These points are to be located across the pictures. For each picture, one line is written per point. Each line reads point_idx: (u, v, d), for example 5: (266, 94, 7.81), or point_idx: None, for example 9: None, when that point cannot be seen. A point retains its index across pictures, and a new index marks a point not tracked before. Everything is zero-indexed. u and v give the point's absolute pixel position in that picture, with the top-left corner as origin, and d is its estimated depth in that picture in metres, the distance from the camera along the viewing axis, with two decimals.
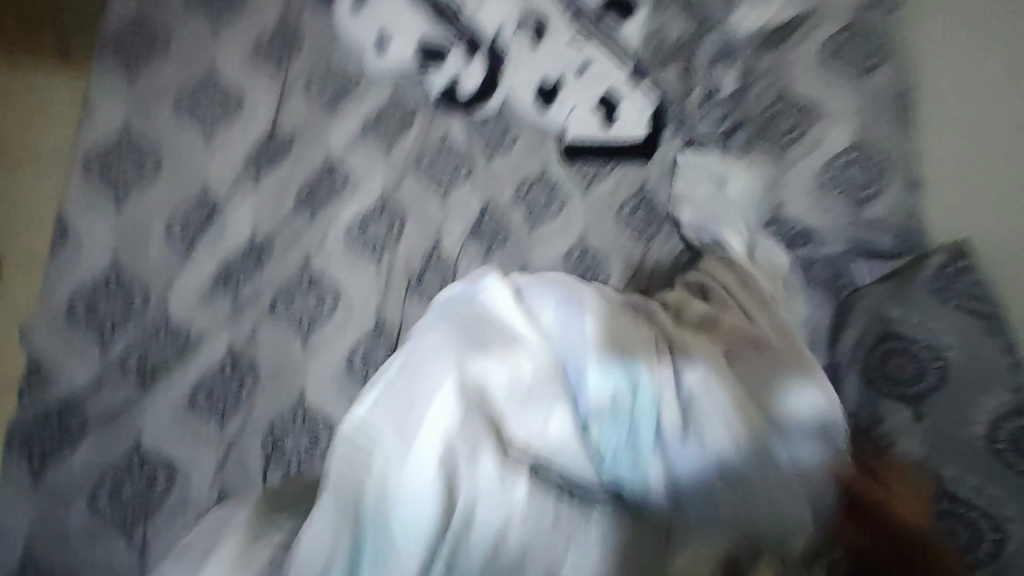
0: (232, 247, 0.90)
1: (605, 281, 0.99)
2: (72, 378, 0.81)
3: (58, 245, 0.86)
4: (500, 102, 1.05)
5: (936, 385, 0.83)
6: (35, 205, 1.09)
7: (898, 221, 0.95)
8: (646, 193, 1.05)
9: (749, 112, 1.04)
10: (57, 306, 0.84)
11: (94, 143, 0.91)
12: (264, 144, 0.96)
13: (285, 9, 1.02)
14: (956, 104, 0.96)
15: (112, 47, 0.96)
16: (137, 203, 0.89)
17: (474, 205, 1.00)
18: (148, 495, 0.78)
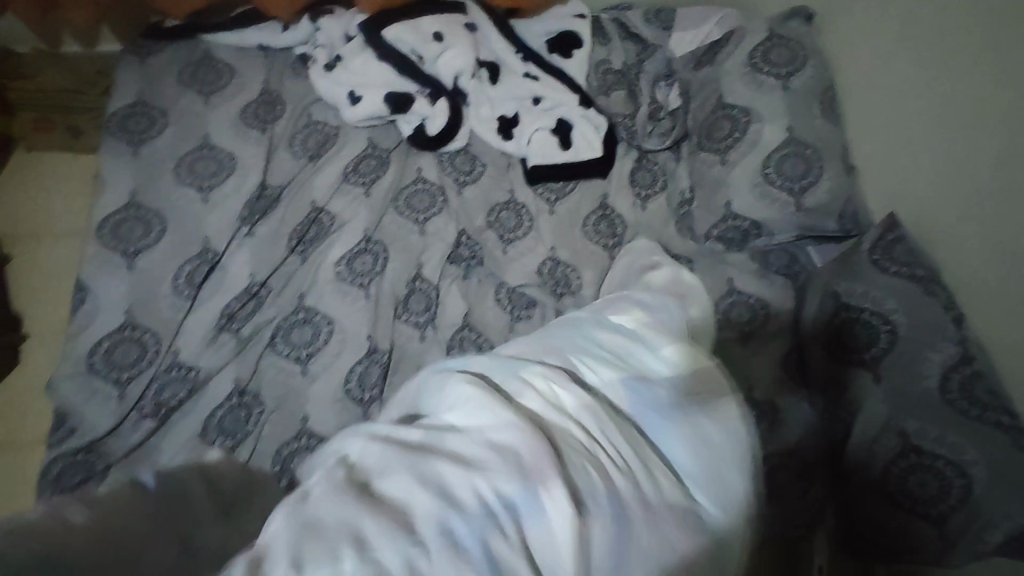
0: (233, 291, 1.00)
1: (577, 288, 1.07)
2: (95, 422, 0.89)
3: (76, 305, 0.95)
4: (466, 138, 1.17)
5: (888, 348, 0.88)
6: (54, 276, 1.20)
7: (836, 205, 1.03)
8: (607, 206, 1.15)
9: (691, 125, 1.16)
10: (78, 358, 0.92)
11: (106, 212, 1.02)
12: (257, 198, 1.06)
13: (268, 82, 1.16)
14: (870, 93, 1.05)
15: (116, 128, 1.08)
16: (146, 261, 0.99)
17: (451, 232, 1.10)
18: None
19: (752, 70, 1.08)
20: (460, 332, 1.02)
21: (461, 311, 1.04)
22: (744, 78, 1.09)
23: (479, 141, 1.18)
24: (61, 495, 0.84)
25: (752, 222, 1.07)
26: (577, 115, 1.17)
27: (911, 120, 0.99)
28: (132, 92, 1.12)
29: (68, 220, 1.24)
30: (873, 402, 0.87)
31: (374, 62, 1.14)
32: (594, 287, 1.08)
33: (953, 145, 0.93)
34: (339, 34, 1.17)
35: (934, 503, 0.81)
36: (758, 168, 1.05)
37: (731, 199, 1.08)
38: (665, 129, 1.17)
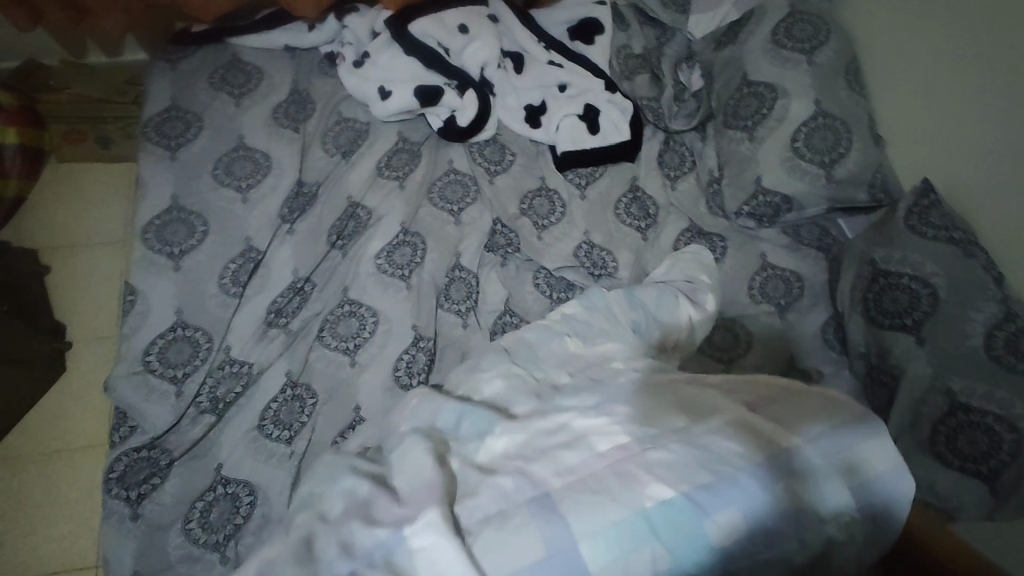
0: (278, 288, 1.02)
1: (615, 270, 1.08)
2: (154, 419, 0.91)
3: (128, 307, 0.98)
4: (494, 128, 1.19)
5: (929, 310, 0.90)
6: (98, 284, 1.23)
7: (868, 174, 1.03)
8: (637, 188, 1.16)
9: (715, 104, 1.17)
10: (134, 358, 0.95)
11: (150, 216, 1.04)
12: (294, 196, 1.08)
13: (297, 82, 1.18)
14: (893, 69, 1.08)
15: (154, 133, 1.10)
16: (191, 261, 1.01)
17: (486, 221, 1.11)
18: (234, 515, 0.86)
19: (775, 46, 1.09)
20: (502, 318, 1.03)
21: (501, 297, 1.06)
22: (767, 55, 1.10)
23: (507, 131, 1.20)
24: (126, 490, 0.86)
25: (783, 196, 1.07)
26: (603, 100, 1.19)
27: (938, 90, 1.00)
28: (166, 97, 1.14)
29: (110, 230, 1.27)
30: (917, 365, 0.88)
31: (400, 58, 1.16)
32: (630, 268, 1.09)
33: (978, 108, 0.93)
34: (366, 31, 1.19)
35: (986, 460, 0.80)
36: (788, 141, 1.06)
37: (759, 175, 1.08)
38: (690, 110, 1.20)
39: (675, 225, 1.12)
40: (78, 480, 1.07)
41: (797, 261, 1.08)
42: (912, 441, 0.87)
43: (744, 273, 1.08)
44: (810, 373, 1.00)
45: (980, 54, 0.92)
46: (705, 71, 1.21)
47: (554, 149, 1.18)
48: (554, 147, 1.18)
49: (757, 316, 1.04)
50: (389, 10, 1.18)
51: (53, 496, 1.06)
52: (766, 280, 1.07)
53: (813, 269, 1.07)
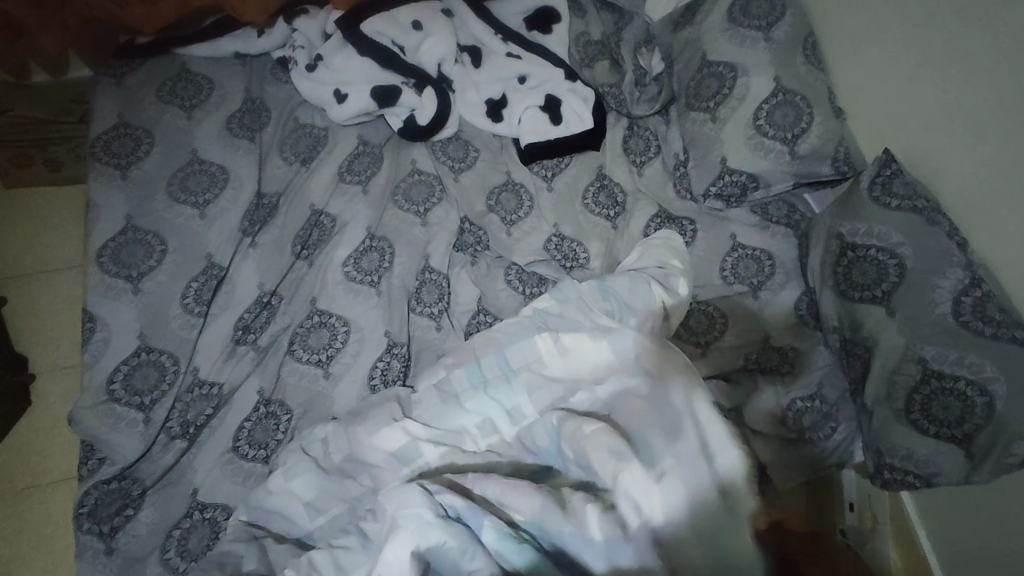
0: (245, 303, 0.99)
1: (587, 260, 1.07)
2: (124, 448, 0.89)
3: (88, 335, 0.94)
4: (456, 125, 1.17)
5: (897, 280, 0.90)
6: (60, 311, 1.19)
7: (832, 148, 1.03)
8: (604, 174, 1.15)
9: (677, 87, 1.16)
10: (98, 387, 0.92)
11: (104, 239, 1.00)
12: (254, 207, 1.05)
13: (249, 90, 1.15)
14: (851, 40, 1.08)
15: (102, 152, 1.06)
16: (151, 283, 0.98)
17: (454, 220, 1.09)
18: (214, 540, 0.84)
19: (732, 25, 1.09)
20: (475, 318, 1.02)
21: (474, 296, 1.04)
22: (725, 34, 1.09)
23: (469, 127, 1.18)
24: (98, 525, 0.84)
25: (749, 175, 1.07)
26: (564, 89, 1.17)
27: (894, 60, 1.00)
28: (113, 114, 1.10)
29: (68, 255, 1.23)
30: (889, 335, 0.89)
31: (355, 59, 1.13)
32: (602, 257, 1.08)
33: (937, 70, 0.92)
34: (317, 34, 1.16)
35: (961, 425, 0.81)
36: (750, 120, 1.05)
37: (724, 155, 1.07)
38: (653, 95, 1.19)
39: (647, 211, 1.11)
40: (52, 514, 1.04)
41: (768, 239, 1.08)
42: (887, 410, 0.88)
43: (716, 255, 1.08)
44: (786, 350, 1.00)
45: (938, 15, 0.91)
46: (664, 54, 1.20)
47: (518, 142, 1.16)
48: (518, 140, 1.16)
49: (731, 297, 1.04)
50: (340, 10, 1.15)
51: (27, 534, 1.03)
52: (738, 261, 1.07)
53: (784, 246, 1.08)
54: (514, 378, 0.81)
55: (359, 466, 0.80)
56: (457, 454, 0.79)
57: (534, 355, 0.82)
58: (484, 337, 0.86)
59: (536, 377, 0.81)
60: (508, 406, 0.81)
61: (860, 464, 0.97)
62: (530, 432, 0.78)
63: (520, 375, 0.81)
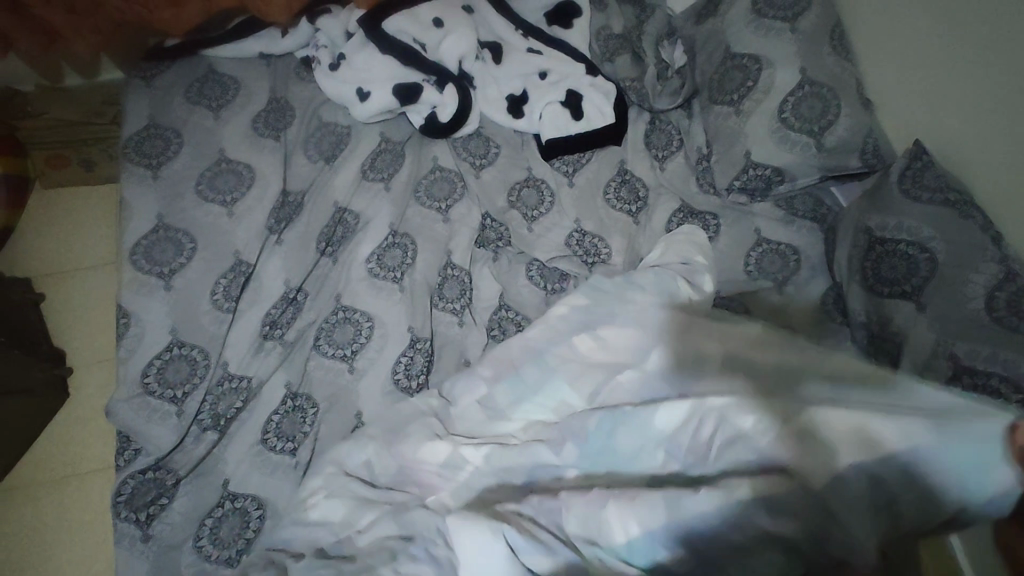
0: (272, 299, 1.01)
1: (609, 256, 1.07)
2: (157, 439, 0.92)
3: (122, 331, 0.97)
4: (477, 121, 1.17)
5: (928, 275, 0.88)
6: (96, 306, 1.23)
7: (859, 141, 1.01)
8: (626, 169, 1.15)
9: (699, 81, 1.14)
10: (132, 381, 0.95)
11: (137, 237, 1.03)
12: (280, 205, 1.07)
13: (273, 89, 1.16)
14: (877, 30, 1.06)
15: (134, 153, 1.09)
16: (182, 279, 1.01)
17: (476, 216, 1.10)
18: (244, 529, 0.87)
19: (756, 17, 1.07)
20: (498, 314, 1.03)
21: (496, 293, 1.05)
22: (749, 25, 1.07)
23: (490, 123, 1.19)
24: (134, 512, 0.87)
25: (774, 169, 1.05)
26: (585, 84, 1.17)
27: (921, 51, 0.98)
28: (143, 116, 1.13)
29: (100, 253, 1.27)
30: (920, 331, 0.87)
31: (377, 57, 1.14)
32: (624, 253, 1.08)
33: (960, 57, 0.92)
34: (340, 33, 1.17)
35: None
36: (775, 112, 1.04)
37: (749, 149, 1.06)
38: (675, 88, 1.17)
39: (669, 208, 1.11)
40: (87, 501, 1.09)
41: (791, 234, 1.07)
42: None
43: (739, 250, 1.07)
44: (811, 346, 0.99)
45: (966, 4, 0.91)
46: (687, 46, 1.18)
47: (539, 139, 1.16)
48: (539, 136, 1.16)
49: (756, 293, 1.03)
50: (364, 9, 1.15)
51: (66, 520, 1.07)
52: (763, 256, 1.06)
53: (808, 241, 1.07)
54: (554, 372, 0.82)
55: (410, 485, 0.82)
56: (502, 453, 0.78)
57: (569, 352, 0.83)
58: (521, 343, 0.86)
59: (576, 365, 0.82)
60: (553, 402, 0.82)
61: None
62: (577, 420, 0.76)
63: (558, 369, 0.82)
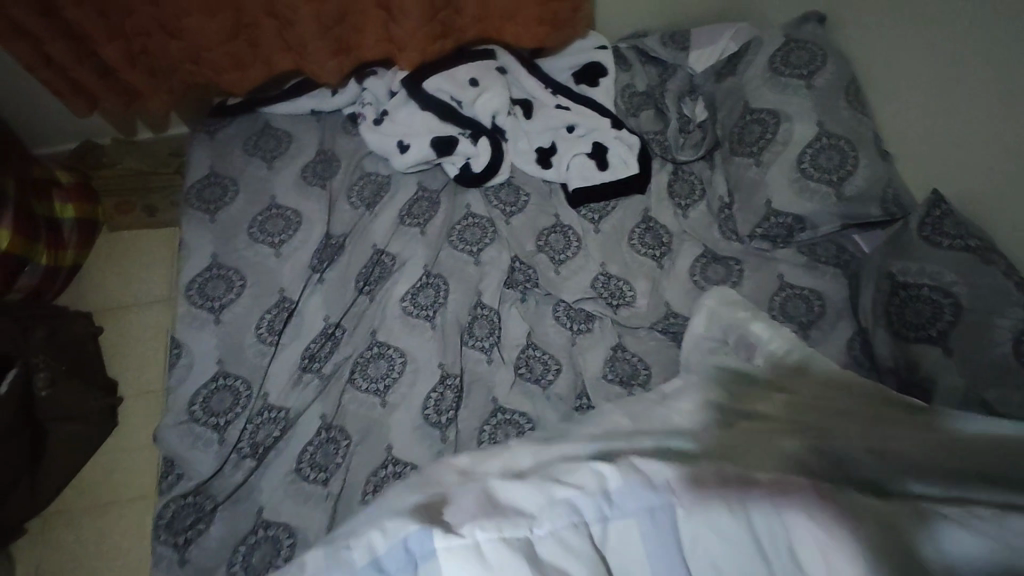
0: (312, 335, 1.07)
1: (632, 298, 1.11)
2: (199, 467, 0.98)
3: (173, 362, 1.05)
4: (508, 171, 1.24)
5: (954, 320, 0.89)
6: (148, 339, 1.31)
7: (878, 190, 1.04)
8: (650, 216, 1.20)
9: (721, 133, 1.20)
10: (180, 409, 1.02)
11: (192, 275, 1.12)
12: (323, 246, 1.15)
13: (321, 142, 1.27)
14: (888, 84, 1.10)
15: (194, 199, 1.20)
16: (230, 314, 1.08)
17: (505, 259, 1.15)
18: (276, 554, 0.92)
19: (774, 75, 1.13)
20: (525, 352, 1.07)
21: (523, 332, 1.09)
22: (766, 82, 1.13)
23: (520, 173, 1.26)
24: (174, 536, 0.94)
25: (795, 217, 1.08)
26: (611, 137, 1.23)
27: (936, 103, 1.02)
28: (205, 166, 1.24)
29: (155, 290, 1.37)
30: (949, 376, 0.87)
31: (417, 112, 1.23)
32: (647, 296, 1.12)
33: (979, 109, 0.95)
34: (384, 92, 1.26)
35: None
36: (794, 163, 1.08)
37: (770, 197, 1.10)
38: (697, 141, 1.23)
39: (691, 253, 1.15)
40: (131, 527, 1.15)
41: (813, 280, 1.09)
42: None
43: (762, 295, 1.10)
44: None
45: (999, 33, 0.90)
46: (708, 102, 1.25)
47: (566, 188, 1.23)
48: (566, 186, 1.23)
49: None
50: (405, 71, 1.22)
51: (110, 543, 1.14)
52: (787, 300, 1.08)
53: (833, 286, 1.08)
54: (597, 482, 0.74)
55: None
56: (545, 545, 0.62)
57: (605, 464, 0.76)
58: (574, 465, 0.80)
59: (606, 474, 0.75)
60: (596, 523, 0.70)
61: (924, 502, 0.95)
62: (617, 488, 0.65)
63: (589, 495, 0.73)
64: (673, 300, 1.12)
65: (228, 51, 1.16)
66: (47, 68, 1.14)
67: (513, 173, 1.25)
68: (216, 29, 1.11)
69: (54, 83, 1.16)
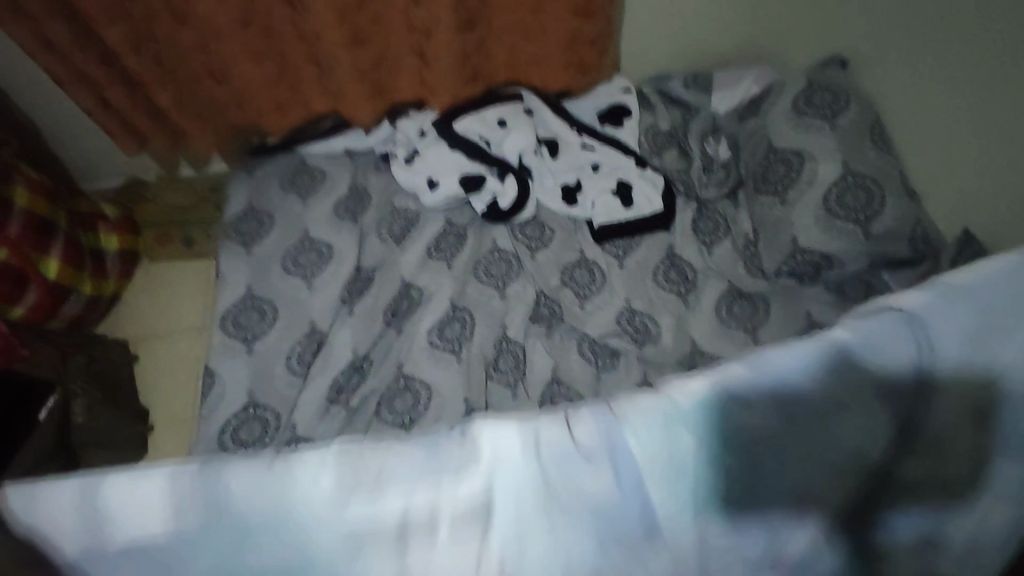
0: (340, 365, 1.09)
1: (657, 333, 1.12)
2: None
3: (206, 391, 1.08)
4: (534, 209, 1.26)
5: None
6: (181, 368, 1.35)
7: (906, 230, 1.04)
8: (674, 253, 1.21)
9: (745, 172, 1.22)
10: (211, 438, 1.04)
11: (226, 306, 1.16)
12: (353, 279, 1.18)
13: (353, 178, 1.31)
14: (913, 126, 1.11)
15: (231, 233, 1.25)
16: (262, 345, 1.12)
17: (529, 293, 1.17)
18: None
19: (797, 116, 1.15)
20: (550, 389, 1.07)
21: (548, 367, 1.10)
22: (790, 123, 1.15)
23: (545, 210, 1.28)
24: None
25: (821, 256, 1.08)
26: (635, 176, 1.25)
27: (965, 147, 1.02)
28: (243, 201, 1.29)
29: (189, 320, 1.41)
30: None
31: (446, 151, 1.27)
32: (672, 332, 1.12)
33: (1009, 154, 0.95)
34: (415, 131, 1.30)
35: None
36: (820, 202, 1.08)
37: (795, 236, 1.10)
38: (722, 179, 1.23)
39: (716, 290, 1.15)
40: None
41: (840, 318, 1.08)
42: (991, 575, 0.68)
43: (788, 332, 1.09)
44: None
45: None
46: (731, 143, 1.27)
47: (591, 225, 1.24)
48: (591, 223, 1.24)
49: None
50: (437, 112, 1.28)
51: None
52: None
53: None
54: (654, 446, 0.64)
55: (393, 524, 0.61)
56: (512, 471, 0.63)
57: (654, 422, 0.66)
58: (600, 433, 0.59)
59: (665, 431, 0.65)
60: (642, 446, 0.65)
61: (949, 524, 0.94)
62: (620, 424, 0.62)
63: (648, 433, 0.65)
64: (698, 337, 1.11)
65: (272, 93, 1.23)
66: (103, 111, 1.22)
67: (538, 210, 1.27)
68: (262, 74, 1.19)
69: (109, 124, 1.24)
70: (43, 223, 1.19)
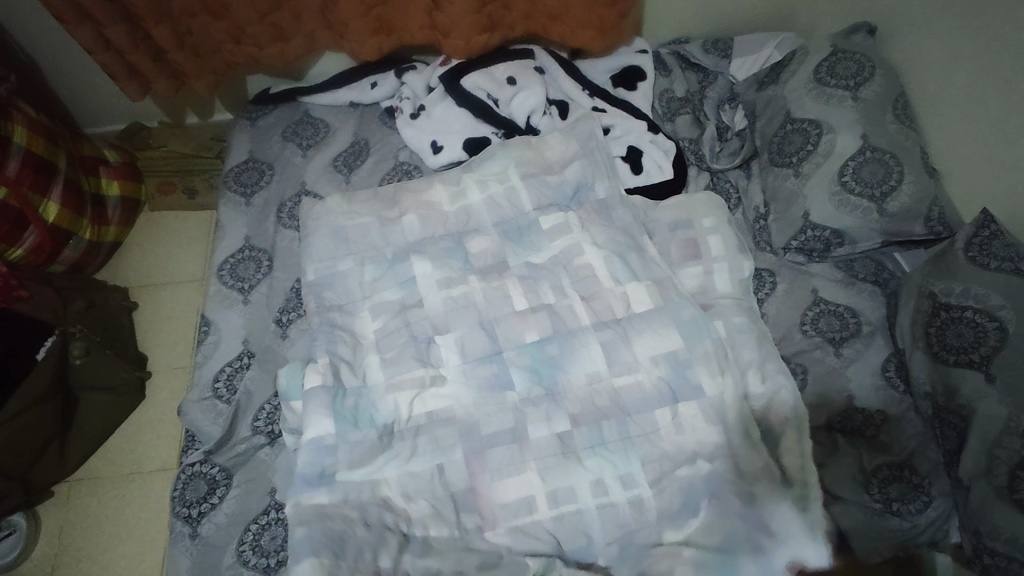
0: (333, 304, 1.04)
1: (703, 253, 1.07)
2: (211, 436, 1.01)
3: (204, 337, 1.10)
4: (574, 97, 1.26)
5: (998, 346, 0.85)
6: (180, 314, 1.36)
7: (923, 208, 1.01)
8: (717, 173, 1.21)
9: (760, 142, 1.17)
10: (205, 386, 1.06)
11: (227, 258, 1.17)
12: (396, 167, 1.24)
13: (358, 127, 1.30)
14: (942, 99, 1.05)
15: (233, 183, 1.26)
16: (259, 292, 1.14)
17: (568, 182, 1.13)
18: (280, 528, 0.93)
19: (818, 85, 1.10)
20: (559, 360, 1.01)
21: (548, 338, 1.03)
22: (811, 93, 1.11)
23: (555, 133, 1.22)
24: (186, 509, 0.96)
25: (833, 231, 1.05)
26: (646, 141, 1.20)
27: (993, 116, 0.96)
28: (244, 151, 1.29)
29: (190, 267, 1.41)
30: (988, 404, 0.83)
31: (454, 109, 1.23)
32: (720, 211, 1.10)
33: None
34: (422, 86, 1.26)
35: None
36: (836, 176, 1.05)
37: (808, 210, 1.07)
38: (735, 149, 1.20)
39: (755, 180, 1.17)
40: (152, 498, 1.18)
41: (840, 288, 1.05)
42: (986, 487, 0.81)
43: (796, 306, 1.06)
44: (871, 412, 0.95)
45: None
46: (748, 111, 1.22)
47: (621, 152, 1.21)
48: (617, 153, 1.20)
49: (808, 353, 1.01)
50: (455, 60, 1.23)
51: (128, 512, 1.17)
52: (820, 316, 1.03)
53: (869, 304, 1.03)
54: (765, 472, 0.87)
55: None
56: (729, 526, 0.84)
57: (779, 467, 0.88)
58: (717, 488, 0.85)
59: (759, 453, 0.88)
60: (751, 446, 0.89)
61: (944, 516, 0.88)
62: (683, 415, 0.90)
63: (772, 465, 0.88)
64: (763, 220, 1.14)
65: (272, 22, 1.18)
66: (104, 51, 1.18)
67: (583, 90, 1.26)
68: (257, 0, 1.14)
69: (110, 65, 1.21)
70: (43, 163, 1.19)
